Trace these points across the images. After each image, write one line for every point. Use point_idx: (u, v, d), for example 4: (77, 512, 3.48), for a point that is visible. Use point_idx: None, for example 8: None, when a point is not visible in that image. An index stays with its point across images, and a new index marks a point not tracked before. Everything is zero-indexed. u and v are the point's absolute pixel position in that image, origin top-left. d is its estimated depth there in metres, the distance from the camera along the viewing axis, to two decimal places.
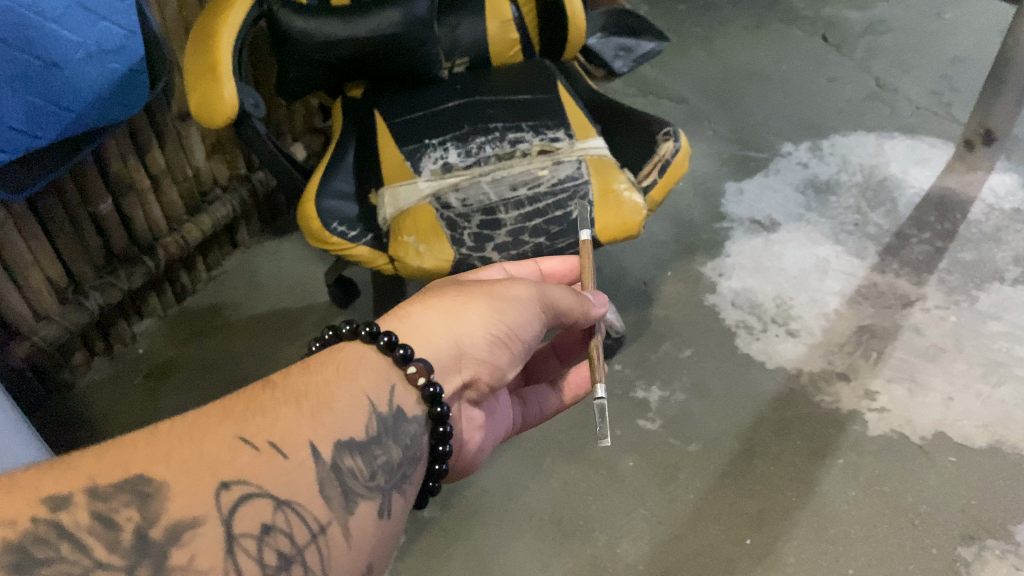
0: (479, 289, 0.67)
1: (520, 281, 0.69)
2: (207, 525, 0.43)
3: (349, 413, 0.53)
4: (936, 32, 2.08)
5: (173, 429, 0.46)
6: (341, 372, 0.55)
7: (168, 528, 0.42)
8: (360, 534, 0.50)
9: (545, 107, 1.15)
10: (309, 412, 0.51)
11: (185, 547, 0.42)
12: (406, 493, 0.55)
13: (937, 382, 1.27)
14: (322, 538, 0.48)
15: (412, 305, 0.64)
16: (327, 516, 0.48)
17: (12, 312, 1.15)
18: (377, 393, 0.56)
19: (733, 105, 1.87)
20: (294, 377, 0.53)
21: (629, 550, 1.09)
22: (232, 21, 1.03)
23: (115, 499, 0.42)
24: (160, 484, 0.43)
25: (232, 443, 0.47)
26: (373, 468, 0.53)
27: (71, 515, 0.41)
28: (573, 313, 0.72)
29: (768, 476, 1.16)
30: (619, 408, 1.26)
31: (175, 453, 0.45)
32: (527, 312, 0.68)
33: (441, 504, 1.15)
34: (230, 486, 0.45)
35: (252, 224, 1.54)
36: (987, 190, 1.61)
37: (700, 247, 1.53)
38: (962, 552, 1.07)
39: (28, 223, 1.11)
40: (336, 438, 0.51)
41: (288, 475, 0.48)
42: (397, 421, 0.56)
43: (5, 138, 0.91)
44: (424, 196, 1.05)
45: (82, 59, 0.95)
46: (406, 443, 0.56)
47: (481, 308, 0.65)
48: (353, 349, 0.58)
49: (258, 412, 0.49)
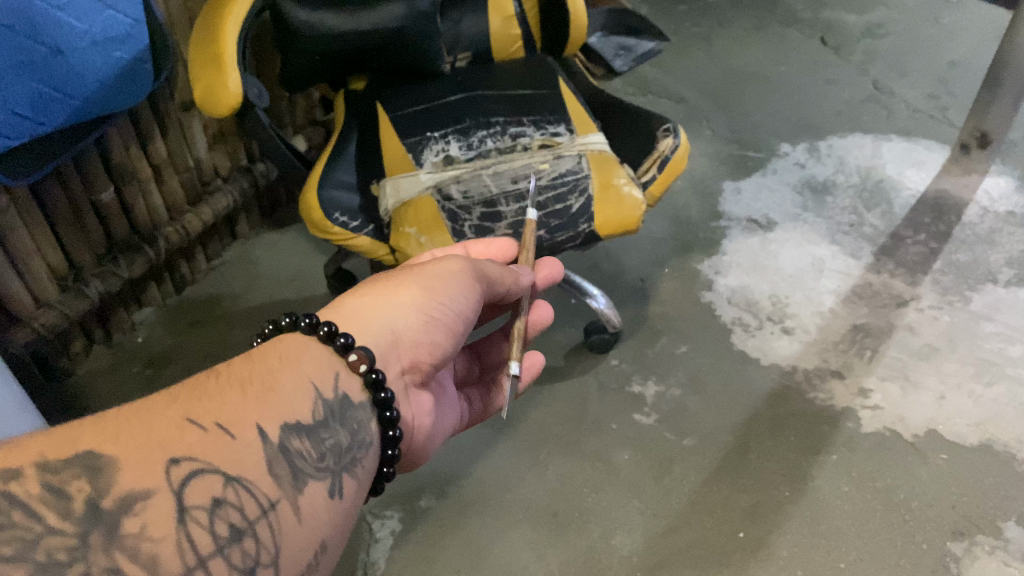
0: (411, 272, 0.70)
1: (446, 260, 0.72)
2: (158, 497, 0.44)
3: (294, 397, 0.54)
4: (934, 37, 2.10)
5: (119, 412, 0.47)
6: (284, 360, 0.56)
7: (120, 499, 0.43)
8: (311, 512, 0.51)
9: (548, 102, 1.16)
10: (253, 396, 0.52)
11: (137, 516, 0.43)
12: (358, 476, 0.57)
13: (930, 381, 1.29)
14: (273, 514, 0.49)
15: (342, 298, 0.66)
16: (277, 493, 0.50)
17: (11, 298, 1.15)
18: (322, 378, 0.57)
19: (732, 106, 1.89)
20: (238, 366, 0.54)
21: (623, 542, 1.10)
22: (238, 10, 1.03)
23: (65, 472, 0.43)
24: (109, 459, 0.44)
25: (181, 424, 0.47)
26: (321, 450, 0.54)
27: (22, 485, 0.41)
28: (502, 283, 0.76)
29: (762, 471, 1.18)
30: (614, 402, 1.27)
31: (123, 432, 0.45)
32: (460, 286, 0.70)
33: (438, 494, 1.16)
34: (179, 463, 0.45)
35: (252, 216, 1.55)
36: (982, 193, 1.62)
37: (698, 244, 1.54)
38: (952, 547, 1.08)
39: (29, 209, 1.11)
40: (283, 420, 0.52)
41: (235, 454, 0.49)
42: (343, 406, 0.58)
43: (10, 124, 0.92)
44: (425, 188, 1.06)
45: (87, 46, 0.96)
46: (354, 427, 0.58)
47: (412, 289, 0.67)
48: (294, 339, 0.59)
49: (204, 396, 0.50)
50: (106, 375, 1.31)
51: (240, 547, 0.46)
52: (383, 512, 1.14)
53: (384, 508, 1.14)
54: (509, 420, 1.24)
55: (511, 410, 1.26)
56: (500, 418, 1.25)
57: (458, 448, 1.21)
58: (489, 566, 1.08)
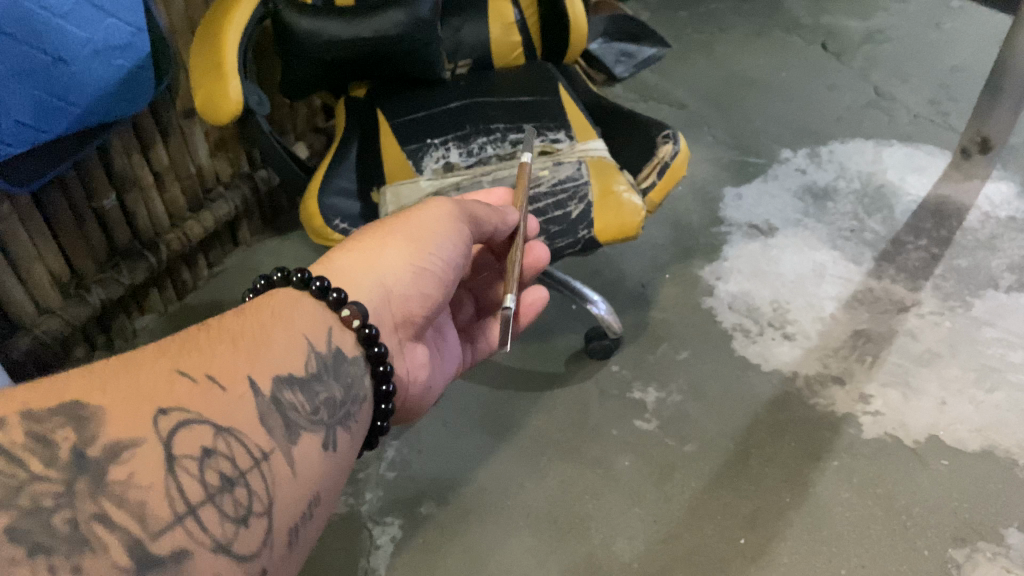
0: (396, 224, 0.71)
1: (432, 208, 0.73)
2: (147, 445, 0.44)
3: (287, 351, 0.57)
4: (934, 42, 2.10)
5: (107, 365, 0.47)
6: (277, 317, 0.59)
7: (107, 447, 0.43)
8: (304, 463, 0.53)
9: (547, 109, 1.17)
10: (245, 351, 0.54)
11: (125, 465, 0.43)
12: (352, 430, 0.59)
13: (932, 387, 1.28)
14: (265, 464, 0.50)
15: (336, 252, 0.70)
16: (269, 445, 0.51)
17: (13, 304, 1.15)
18: (313, 333, 0.60)
19: (733, 112, 1.89)
20: (230, 321, 0.56)
21: (624, 548, 1.10)
22: (238, 19, 1.03)
23: (50, 421, 0.43)
24: (95, 410, 0.44)
25: (171, 375, 0.49)
26: (315, 404, 0.57)
27: (6, 435, 0.41)
28: (491, 221, 0.78)
29: (763, 477, 1.17)
30: (616, 408, 1.27)
31: (111, 383, 0.46)
32: (446, 235, 0.72)
33: (439, 501, 1.16)
34: (167, 413, 0.46)
35: (254, 222, 1.56)
36: (983, 198, 1.62)
37: (699, 250, 1.54)
38: (954, 553, 1.08)
39: (30, 216, 1.11)
40: (274, 373, 0.55)
41: (227, 406, 0.50)
42: (336, 361, 0.61)
43: (12, 132, 0.92)
44: (425, 194, 1.05)
45: (88, 55, 0.96)
46: (348, 382, 0.61)
47: (399, 241, 0.70)
48: (287, 294, 0.62)
49: (194, 350, 0.51)
50: None
51: (232, 496, 0.47)
52: (384, 518, 1.14)
53: (384, 515, 1.14)
54: (510, 427, 1.24)
55: (511, 416, 1.26)
56: (500, 424, 1.25)
57: (459, 454, 1.21)
58: (489, 572, 1.08)
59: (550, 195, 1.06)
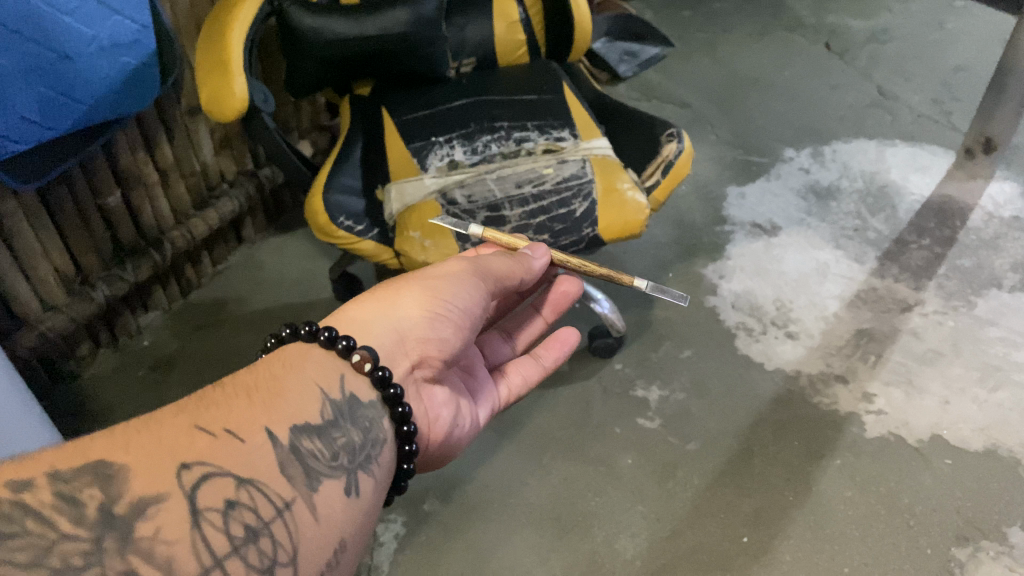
0: (413, 277, 0.74)
1: (450, 264, 0.76)
2: (171, 500, 0.45)
3: (302, 400, 0.57)
4: (938, 41, 2.10)
5: (127, 426, 0.48)
6: (288, 368, 0.60)
7: (133, 504, 0.44)
8: (326, 510, 0.53)
9: (552, 107, 1.17)
10: (260, 403, 0.55)
11: (150, 521, 0.44)
12: (374, 473, 0.59)
13: (934, 386, 1.29)
14: (288, 514, 0.50)
15: (350, 302, 0.70)
16: (291, 493, 0.51)
17: (18, 301, 1.16)
18: (326, 382, 0.60)
19: (737, 111, 1.89)
20: (242, 376, 0.57)
21: (626, 545, 1.10)
22: (243, 17, 1.04)
23: (77, 480, 0.44)
24: (120, 467, 0.45)
25: (190, 431, 0.50)
26: (334, 449, 0.57)
27: (34, 494, 0.42)
28: (515, 274, 0.81)
29: (766, 475, 1.18)
30: (619, 407, 1.27)
31: (133, 441, 0.47)
32: (462, 284, 0.74)
33: (442, 498, 1.16)
34: (190, 467, 0.47)
35: (258, 220, 1.56)
36: (986, 198, 1.62)
37: (702, 249, 1.54)
38: (956, 552, 1.08)
39: (37, 214, 1.12)
40: (292, 422, 0.55)
41: (246, 458, 0.51)
42: (352, 406, 0.61)
43: (18, 128, 0.92)
44: (429, 192, 1.06)
45: (95, 52, 0.97)
46: (365, 425, 0.61)
47: (415, 290, 0.71)
48: (297, 347, 0.63)
49: (211, 406, 0.52)
50: (114, 378, 1.32)
51: (257, 547, 0.47)
52: (387, 515, 1.14)
53: (388, 512, 1.14)
54: (513, 424, 1.25)
55: (515, 414, 1.26)
56: (503, 423, 1.25)
57: (462, 452, 1.21)
58: (492, 570, 1.08)
59: (555, 190, 1.06)
